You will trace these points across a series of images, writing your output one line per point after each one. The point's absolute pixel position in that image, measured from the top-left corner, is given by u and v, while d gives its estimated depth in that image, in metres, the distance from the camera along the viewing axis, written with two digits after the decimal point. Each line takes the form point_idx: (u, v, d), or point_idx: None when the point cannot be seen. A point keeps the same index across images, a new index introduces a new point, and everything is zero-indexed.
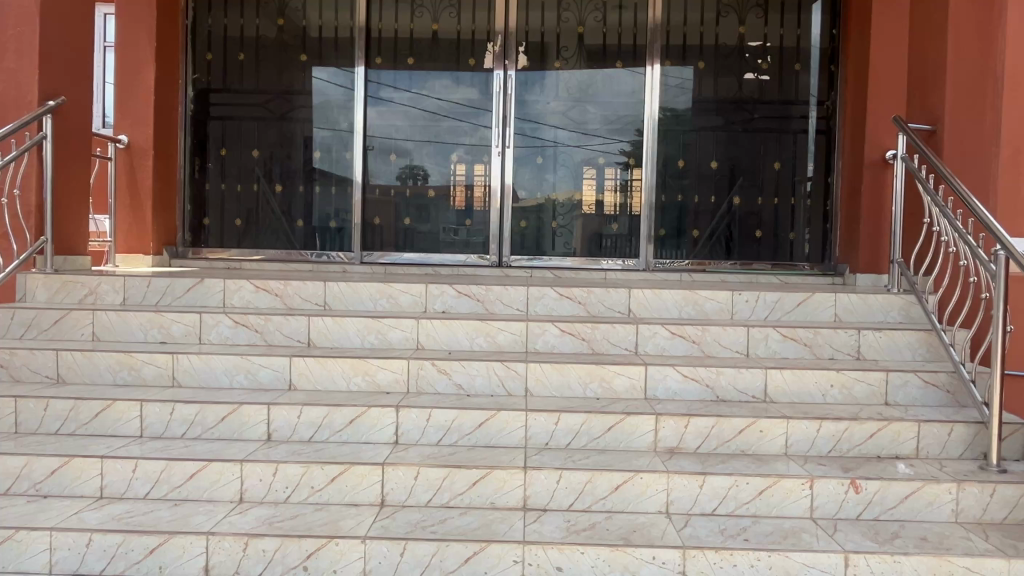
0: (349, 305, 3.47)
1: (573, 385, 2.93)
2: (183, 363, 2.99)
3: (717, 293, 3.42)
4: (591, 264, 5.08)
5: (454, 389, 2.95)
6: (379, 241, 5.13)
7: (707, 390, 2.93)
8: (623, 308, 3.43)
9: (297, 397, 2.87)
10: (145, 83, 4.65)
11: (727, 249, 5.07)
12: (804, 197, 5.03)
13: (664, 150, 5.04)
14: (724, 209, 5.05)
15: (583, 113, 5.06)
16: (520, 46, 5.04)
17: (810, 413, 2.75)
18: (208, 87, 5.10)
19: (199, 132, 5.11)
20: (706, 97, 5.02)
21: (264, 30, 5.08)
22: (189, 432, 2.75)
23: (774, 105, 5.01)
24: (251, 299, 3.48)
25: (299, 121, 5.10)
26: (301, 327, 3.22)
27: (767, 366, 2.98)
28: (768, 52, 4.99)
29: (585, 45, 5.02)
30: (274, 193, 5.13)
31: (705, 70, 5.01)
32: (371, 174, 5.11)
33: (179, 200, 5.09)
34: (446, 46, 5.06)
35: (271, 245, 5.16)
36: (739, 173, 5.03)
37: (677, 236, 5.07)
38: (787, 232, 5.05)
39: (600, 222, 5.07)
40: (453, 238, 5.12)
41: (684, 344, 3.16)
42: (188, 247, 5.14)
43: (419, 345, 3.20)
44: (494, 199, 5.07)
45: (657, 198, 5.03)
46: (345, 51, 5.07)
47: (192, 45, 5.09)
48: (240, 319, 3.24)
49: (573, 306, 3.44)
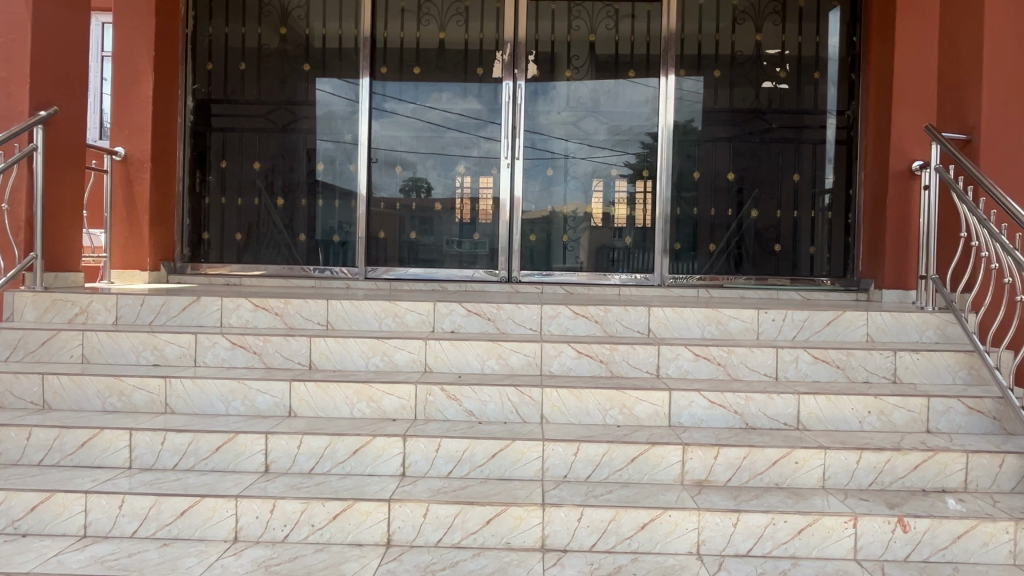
0: (353, 324, 3.29)
1: (591, 412, 2.74)
2: (176, 388, 2.81)
3: (742, 311, 3.24)
4: (598, 279, 4.90)
5: (464, 415, 2.77)
6: (383, 256, 4.96)
7: (735, 416, 2.74)
8: (642, 327, 3.25)
9: (297, 424, 2.68)
10: (143, 93, 4.51)
11: (745, 263, 4.88)
12: (824, 209, 4.85)
13: (679, 161, 4.86)
14: (741, 222, 4.87)
15: (594, 124, 4.90)
16: (530, 55, 4.89)
17: (848, 442, 2.55)
18: (208, 97, 4.95)
19: (199, 143, 4.96)
20: (723, 107, 4.85)
21: (267, 40, 4.94)
22: (181, 463, 2.56)
23: (793, 115, 4.84)
24: (250, 319, 3.31)
25: (302, 132, 4.95)
26: (302, 348, 3.04)
27: (799, 391, 2.79)
28: (786, 60, 4.83)
29: (597, 54, 4.87)
30: (276, 206, 4.97)
31: (721, 79, 4.85)
32: (375, 187, 4.95)
33: (178, 214, 4.94)
34: (454, 56, 4.90)
35: (272, 260, 4.99)
36: (756, 185, 4.85)
37: (693, 250, 4.89)
38: (807, 246, 4.86)
39: (611, 235, 4.90)
40: (460, 252, 4.94)
41: (708, 366, 2.97)
42: (187, 262, 4.97)
43: (427, 367, 3.02)
44: (503, 211, 4.90)
45: (672, 211, 4.86)
46: (350, 61, 4.92)
47: (192, 54, 4.95)
48: (237, 340, 3.06)
49: (589, 325, 3.25)
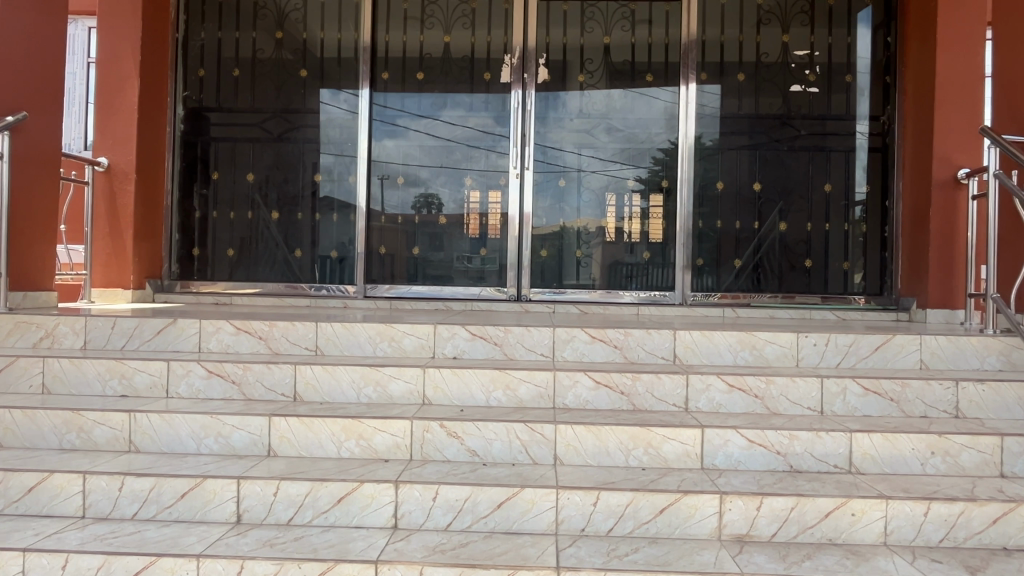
0: (344, 349, 2.97)
1: (612, 452, 2.40)
2: (142, 423, 2.49)
3: (779, 335, 2.89)
4: (612, 298, 4.55)
5: (466, 456, 2.42)
6: (384, 272, 4.65)
7: (777, 458, 2.38)
8: (667, 353, 2.90)
9: (276, 466, 2.35)
10: (128, 100, 4.23)
11: (773, 280, 4.52)
12: (858, 222, 4.50)
13: (701, 170, 4.53)
14: (768, 236, 4.52)
15: (609, 132, 4.58)
16: (541, 59, 4.59)
17: (912, 490, 2.19)
18: (200, 106, 4.68)
19: (190, 154, 4.69)
20: (747, 113, 4.52)
21: (262, 45, 4.67)
22: (141, 512, 2.22)
23: (823, 121, 4.50)
24: (231, 343, 2.99)
25: (298, 142, 4.67)
26: (286, 377, 2.72)
27: (849, 427, 2.44)
28: (815, 63, 4.50)
29: (612, 58, 4.56)
30: (271, 220, 4.68)
31: (745, 83, 4.53)
32: (375, 200, 4.65)
33: (167, 228, 4.65)
34: (460, 60, 4.61)
35: (266, 277, 4.68)
36: (784, 196, 4.51)
37: (717, 266, 4.54)
38: (840, 262, 4.51)
39: (627, 251, 4.56)
40: (467, 268, 4.62)
41: (744, 399, 2.63)
42: (175, 280, 4.67)
43: (425, 399, 2.68)
44: (512, 226, 4.58)
45: (694, 224, 4.52)
46: (350, 67, 4.64)
47: (183, 60, 4.69)
48: (214, 368, 2.74)
49: (608, 351, 2.91)
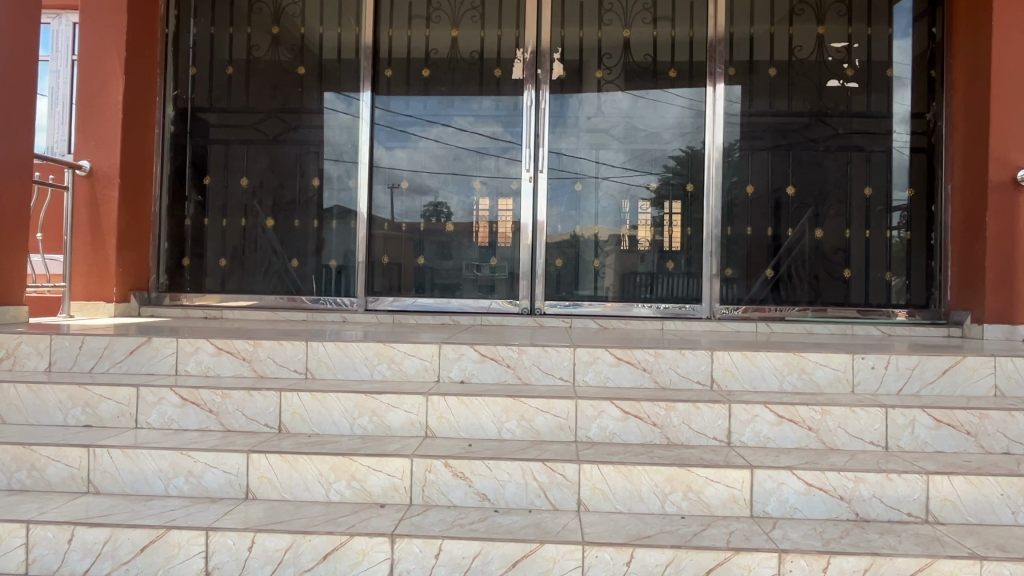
0: (337, 372, 2.63)
1: (645, 497, 2.05)
2: (103, 461, 2.17)
3: (831, 356, 2.54)
4: (626, 311, 4.20)
5: (475, 500, 2.08)
6: (388, 284, 4.33)
7: (840, 504, 2.03)
8: (703, 377, 2.55)
9: (253, 513, 2.01)
10: (112, 99, 3.92)
11: (809, 291, 4.16)
12: (901, 228, 4.13)
13: (730, 173, 4.18)
14: (804, 244, 4.17)
15: (629, 132, 4.24)
16: (555, 53, 4.27)
17: (1010, 547, 1.82)
18: (191, 106, 4.39)
19: (180, 157, 4.39)
20: (780, 111, 4.18)
21: (257, 41, 4.38)
22: (93, 569, 1.87)
23: (863, 119, 4.15)
24: (211, 365, 2.66)
25: (295, 144, 4.36)
26: (270, 405, 2.39)
27: (923, 467, 2.08)
28: (854, 56, 4.15)
29: (633, 52, 4.23)
30: (266, 228, 4.37)
31: (777, 79, 4.18)
32: (376, 206, 4.34)
33: (154, 237, 4.34)
34: (468, 56, 4.30)
35: (260, 289, 4.37)
36: (820, 200, 4.16)
37: (747, 276, 4.18)
38: (882, 272, 4.14)
39: (649, 260, 4.21)
40: (476, 278, 4.28)
41: (795, 432, 2.28)
42: (164, 292, 4.37)
43: (429, 431, 2.34)
44: (525, 234, 4.24)
45: (722, 231, 4.17)
46: (351, 64, 4.34)
47: (173, 58, 4.40)
48: (189, 395, 2.42)
49: (636, 374, 2.56)
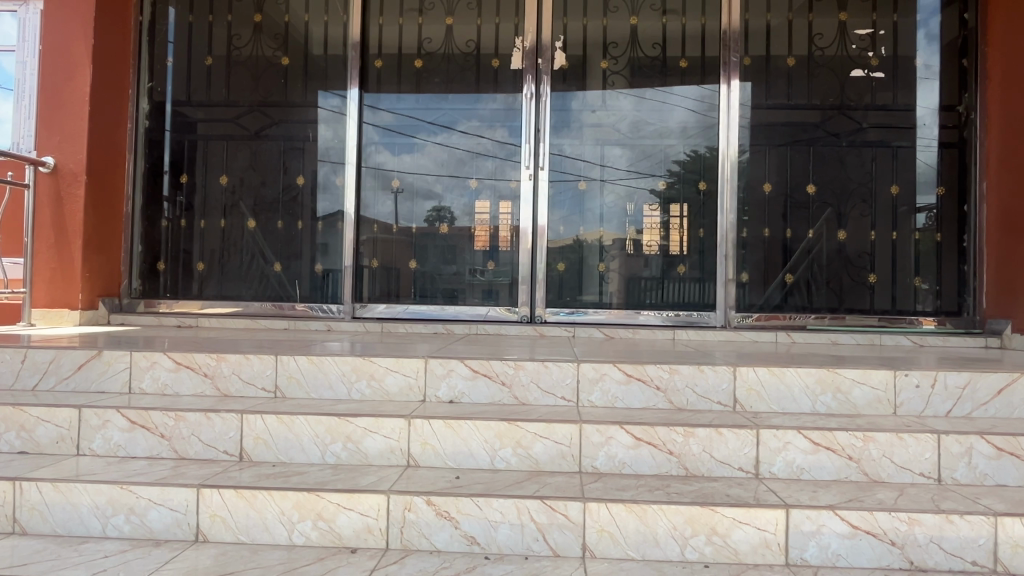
0: (310, 391, 2.33)
1: (662, 541, 1.74)
2: (31, 497, 1.86)
3: (869, 373, 2.23)
4: (630, 320, 3.89)
5: (462, 544, 1.77)
6: (378, 290, 4.03)
7: (892, 550, 1.71)
8: (724, 397, 2.25)
9: (201, 560, 1.71)
10: (78, 90, 3.63)
11: (831, 297, 3.85)
12: (931, 229, 3.83)
13: (747, 170, 3.88)
14: (826, 247, 3.86)
15: (637, 126, 3.95)
16: (558, 41, 3.98)
17: None
18: (167, 100, 4.12)
19: (155, 154, 4.12)
20: (799, 103, 3.88)
21: (238, 31, 4.09)
22: None
23: (889, 112, 3.84)
24: (168, 382, 2.36)
25: (278, 140, 4.08)
26: (231, 430, 2.10)
27: (988, 507, 1.76)
28: (879, 44, 3.85)
29: (640, 41, 3.94)
30: (247, 229, 4.09)
31: (796, 68, 3.88)
32: (364, 207, 4.04)
33: (127, 240, 4.06)
34: (464, 46, 4.02)
35: (241, 295, 4.08)
36: (843, 199, 3.85)
37: (765, 281, 3.88)
38: (910, 277, 3.83)
39: (658, 264, 3.91)
40: (473, 284, 3.99)
41: (833, 462, 1.98)
42: (137, 299, 4.08)
43: (411, 460, 2.04)
44: (524, 238, 3.94)
45: (737, 232, 3.86)
46: (338, 54, 4.05)
47: (149, 48, 4.13)
48: (137, 417, 2.12)
49: (648, 393, 2.26)
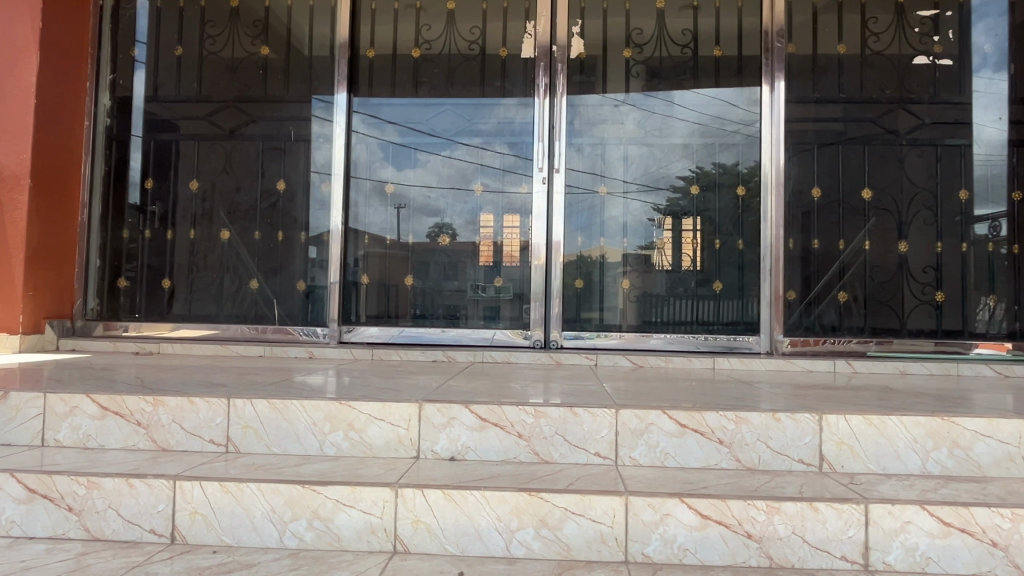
0: (271, 445, 1.82)
1: None
2: None
3: (997, 423, 1.71)
4: (642, 345, 3.37)
5: None
6: (370, 310, 3.52)
7: None
8: (808, 454, 1.74)
9: None
10: (21, 79, 3.14)
11: (892, 319, 3.33)
12: (1004, 239, 3.33)
13: (794, 172, 3.37)
14: (884, 261, 3.35)
15: (664, 122, 3.45)
16: (574, 26, 3.50)
17: None
18: (132, 95, 3.65)
19: (117, 156, 3.63)
20: (851, 96, 3.38)
21: (212, 17, 3.62)
22: None
23: (955, 105, 3.35)
24: (92, 433, 1.85)
25: (255, 139, 3.59)
26: (160, 502, 1.57)
27: None
28: (943, 28, 3.36)
29: (668, 26, 3.45)
30: (220, 241, 3.60)
31: (848, 58, 3.39)
32: (355, 216, 3.55)
33: (82, 254, 3.56)
34: (467, 33, 3.54)
35: (212, 315, 3.58)
36: (902, 206, 3.35)
37: (814, 300, 3.36)
38: (981, 294, 3.32)
39: (691, 280, 3.40)
40: (476, 303, 3.48)
41: (971, 549, 1.45)
42: (94, 321, 3.58)
43: (399, 545, 1.52)
44: (537, 252, 3.43)
45: (783, 244, 3.35)
46: (325, 43, 3.58)
47: (111, 36, 3.66)
48: (38, 484, 1.60)
49: (707, 449, 1.74)
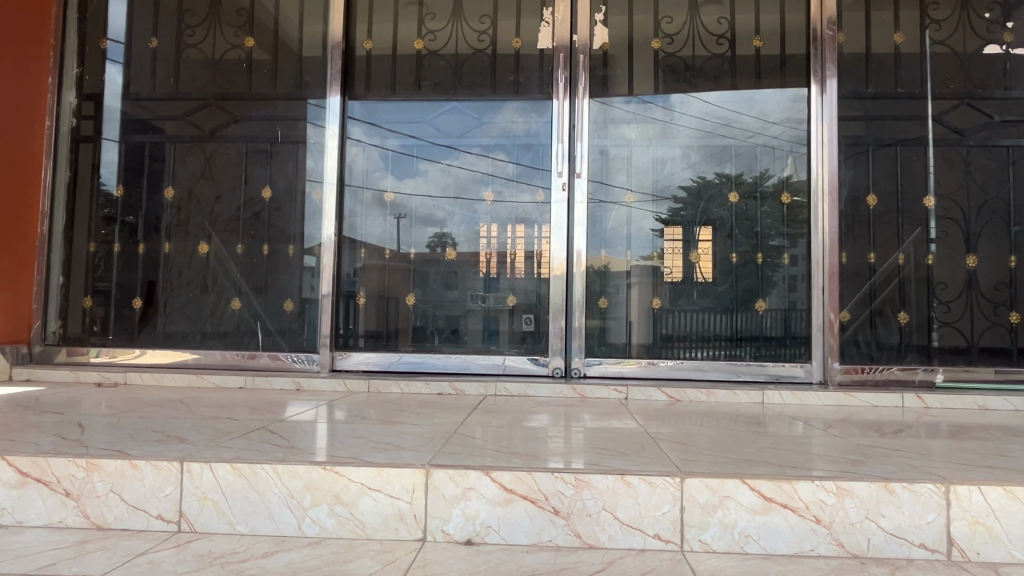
0: (235, 524, 1.41)
1: None
2: None
3: None
4: (657, 370, 2.98)
5: None
6: (366, 332, 3.12)
7: None
8: (932, 538, 1.33)
9: None
10: None
11: (959, 340, 2.93)
12: None
13: (846, 177, 2.98)
14: (951, 277, 2.95)
15: (699, 121, 3.06)
16: (597, 14, 3.12)
17: None
18: (101, 92, 3.27)
19: (82, 160, 3.25)
20: (910, 92, 3.00)
21: (190, 6, 3.23)
22: None
23: None
24: (7, 507, 1.45)
25: (238, 142, 3.21)
26: None
27: None
28: (1014, 14, 2.98)
29: (703, 13, 3.07)
30: (198, 255, 3.21)
31: (906, 50, 3.01)
32: (350, 228, 3.15)
33: (42, 271, 3.17)
34: (476, 23, 3.16)
35: (188, 340, 3.18)
36: (969, 214, 2.96)
37: (870, 320, 2.96)
38: None
39: (715, 299, 3.01)
40: (485, 324, 3.07)
41: None
42: (54, 346, 3.18)
43: None
44: (555, 267, 3.03)
45: (836, 258, 2.95)
46: (317, 36, 3.20)
47: (77, 28, 3.29)
48: None
49: (801, 530, 1.34)
